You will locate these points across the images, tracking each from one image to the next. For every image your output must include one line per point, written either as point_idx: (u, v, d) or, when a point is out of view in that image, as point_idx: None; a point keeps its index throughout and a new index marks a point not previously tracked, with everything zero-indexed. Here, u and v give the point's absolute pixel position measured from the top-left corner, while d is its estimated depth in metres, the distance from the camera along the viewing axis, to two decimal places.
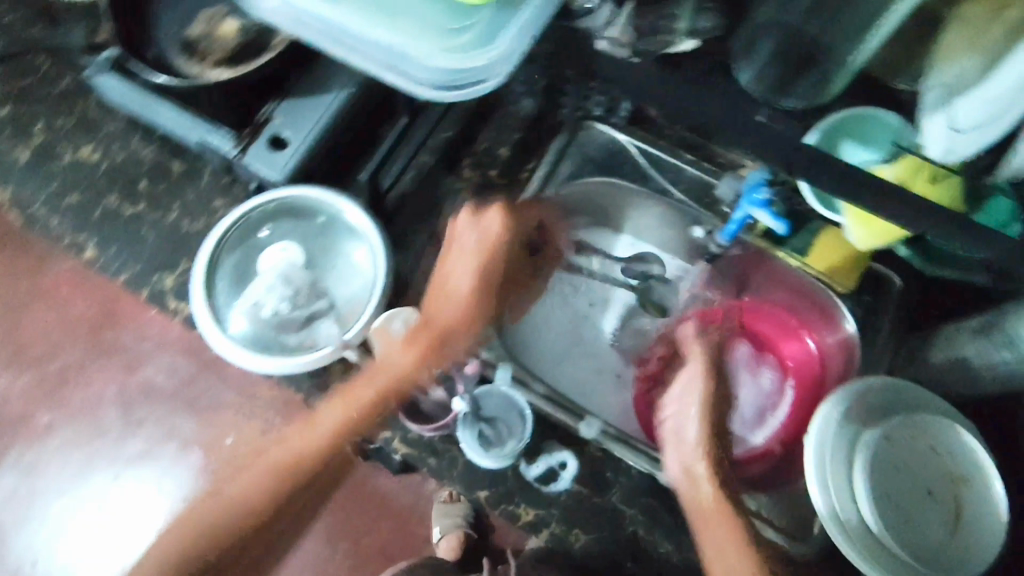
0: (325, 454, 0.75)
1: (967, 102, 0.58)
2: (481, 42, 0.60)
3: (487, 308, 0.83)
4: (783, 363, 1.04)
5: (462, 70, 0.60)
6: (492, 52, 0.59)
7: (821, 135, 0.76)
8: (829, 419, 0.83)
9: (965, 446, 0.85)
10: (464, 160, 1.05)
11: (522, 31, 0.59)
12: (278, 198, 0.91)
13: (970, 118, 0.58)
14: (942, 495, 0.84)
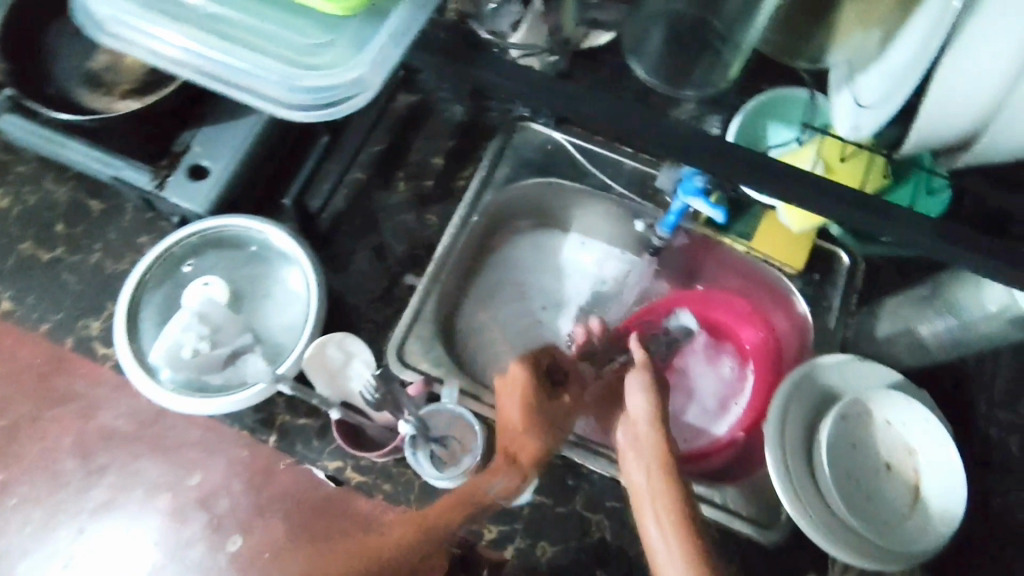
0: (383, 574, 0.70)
1: (869, 77, 0.59)
2: (339, 59, 0.62)
3: (554, 430, 0.80)
4: (740, 348, 1.02)
5: (321, 94, 0.62)
6: (345, 71, 0.61)
7: (745, 124, 0.78)
8: (779, 407, 0.84)
9: (921, 417, 0.83)
10: (398, 173, 1.01)
11: (384, 45, 0.61)
12: (203, 231, 0.87)
13: (871, 92, 0.58)
14: (898, 467, 0.84)
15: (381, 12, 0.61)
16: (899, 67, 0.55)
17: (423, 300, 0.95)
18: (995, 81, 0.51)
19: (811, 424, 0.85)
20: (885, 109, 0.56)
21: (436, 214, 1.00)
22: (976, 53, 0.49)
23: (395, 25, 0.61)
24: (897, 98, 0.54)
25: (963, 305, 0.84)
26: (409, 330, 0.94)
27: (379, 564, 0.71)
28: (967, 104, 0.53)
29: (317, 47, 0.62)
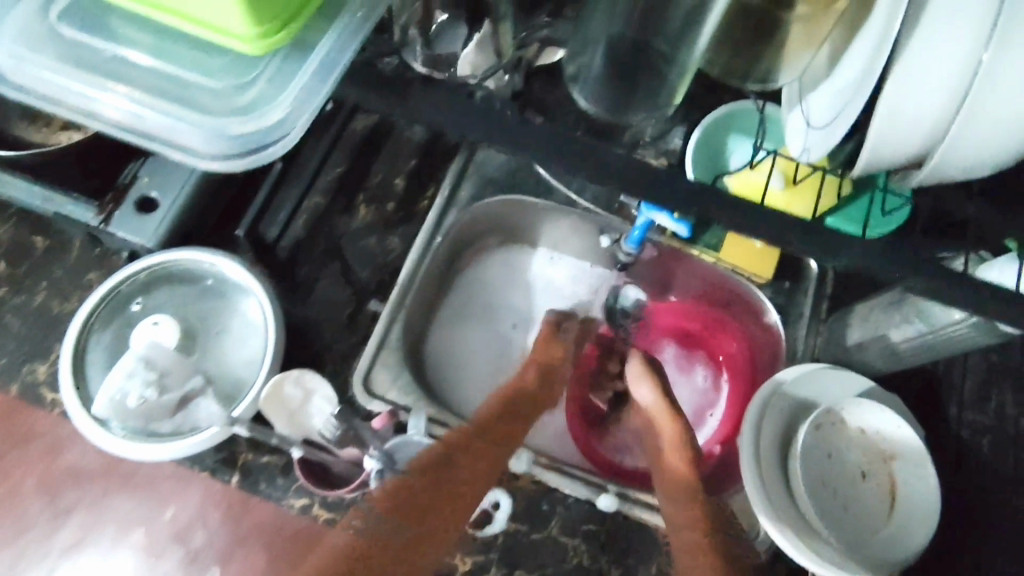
0: (502, 439, 0.79)
1: (820, 94, 0.57)
2: (260, 100, 0.51)
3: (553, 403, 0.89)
4: (714, 358, 1.02)
5: (239, 143, 0.51)
6: (268, 115, 0.50)
7: (703, 137, 0.77)
8: (756, 415, 0.84)
9: (893, 424, 0.83)
10: (358, 198, 0.98)
11: (310, 81, 0.50)
12: (152, 268, 0.84)
13: (823, 113, 0.56)
14: (873, 474, 0.83)
15: (309, 44, 0.50)
16: (847, 85, 0.53)
17: (387, 330, 0.92)
18: (936, 109, 0.47)
19: (787, 434, 0.84)
20: (831, 135, 0.54)
21: (398, 238, 0.98)
22: (915, 78, 0.46)
23: (325, 55, 0.50)
24: (845, 124, 0.52)
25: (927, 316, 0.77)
26: (375, 360, 0.91)
27: (490, 431, 0.80)
28: (907, 135, 0.49)
29: (232, 89, 0.51)
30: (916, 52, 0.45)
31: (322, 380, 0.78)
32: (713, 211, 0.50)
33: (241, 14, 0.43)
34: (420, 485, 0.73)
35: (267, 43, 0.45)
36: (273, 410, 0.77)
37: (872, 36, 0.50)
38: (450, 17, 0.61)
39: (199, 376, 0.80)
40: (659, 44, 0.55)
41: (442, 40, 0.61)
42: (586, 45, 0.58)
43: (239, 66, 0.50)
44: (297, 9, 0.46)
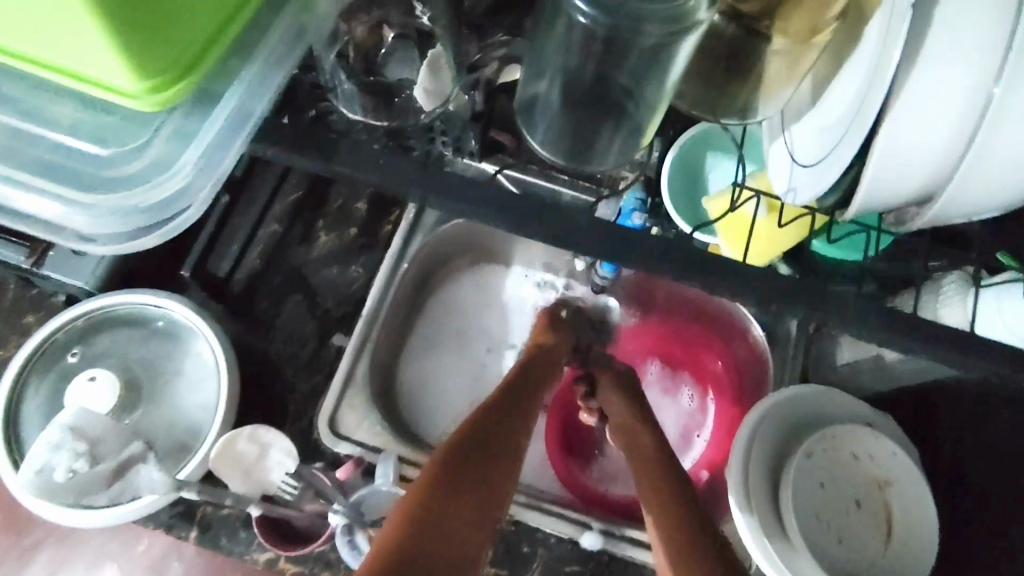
0: (497, 435, 0.61)
1: (803, 129, 0.53)
2: (152, 170, 0.45)
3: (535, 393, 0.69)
4: (699, 379, 0.98)
5: (130, 219, 0.46)
6: (159, 188, 0.45)
7: (678, 159, 0.71)
8: (753, 435, 0.77)
9: (888, 450, 0.79)
10: (317, 225, 0.92)
11: (207, 148, 0.45)
12: (88, 314, 0.78)
13: (811, 152, 0.51)
14: (865, 501, 0.79)
15: (211, 97, 0.46)
16: (840, 119, 0.48)
17: (352, 367, 0.86)
18: (943, 143, 0.43)
19: (778, 463, 0.78)
20: (824, 174, 0.48)
21: (362, 265, 0.92)
22: (919, 108, 0.42)
23: (232, 111, 0.46)
24: (842, 161, 0.47)
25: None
26: (340, 401, 0.84)
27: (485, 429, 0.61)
28: (910, 172, 0.45)
29: (119, 159, 0.45)
30: (919, 79, 0.41)
31: (278, 433, 0.71)
32: (695, 253, 0.45)
33: (127, 67, 0.39)
34: (413, 525, 0.51)
35: (161, 96, 0.41)
36: (225, 467, 0.69)
37: (865, 64, 0.45)
38: (398, 35, 0.59)
39: (137, 441, 0.64)
40: (621, 78, 0.47)
41: (391, 66, 0.59)
42: (540, 73, 0.50)
43: (127, 133, 0.45)
44: (196, 55, 0.42)
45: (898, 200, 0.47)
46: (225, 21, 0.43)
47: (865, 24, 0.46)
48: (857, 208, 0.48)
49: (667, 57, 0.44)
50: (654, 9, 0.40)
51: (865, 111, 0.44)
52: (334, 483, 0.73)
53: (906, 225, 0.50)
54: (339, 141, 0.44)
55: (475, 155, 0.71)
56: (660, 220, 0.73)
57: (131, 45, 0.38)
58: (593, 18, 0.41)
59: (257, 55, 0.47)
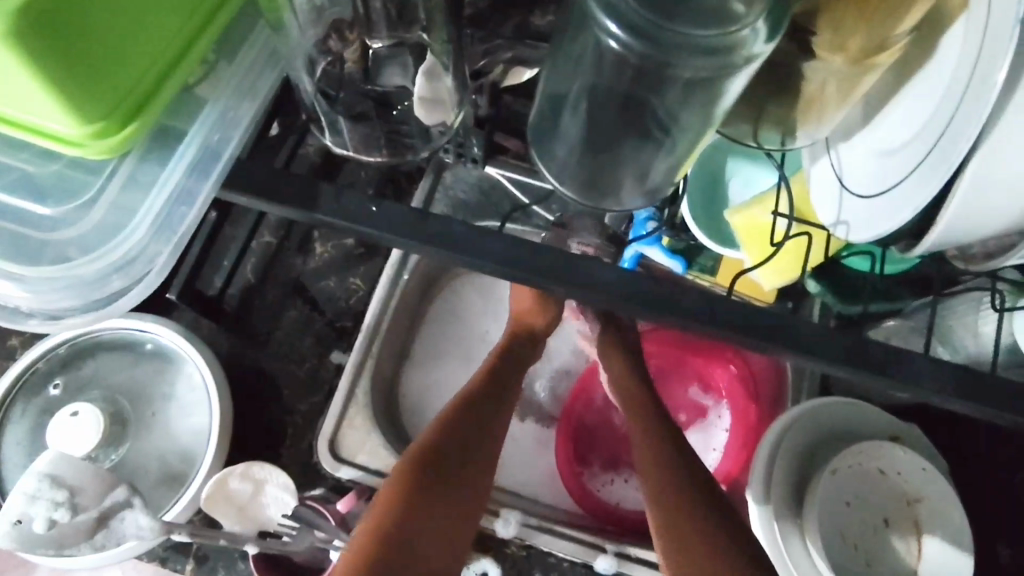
0: (475, 426, 0.63)
1: (855, 151, 0.48)
2: (104, 229, 0.41)
3: (506, 380, 0.70)
4: (713, 387, 0.86)
5: (83, 288, 0.41)
6: (114, 249, 0.41)
7: (703, 173, 0.64)
8: (776, 450, 0.66)
9: (917, 466, 0.66)
10: (312, 235, 0.84)
11: (168, 199, 0.41)
12: (73, 340, 0.75)
13: (866, 182, 0.46)
14: (898, 522, 0.66)
15: (174, 133, 0.41)
16: (908, 148, 0.43)
17: (354, 381, 0.78)
18: None
19: (802, 480, 0.66)
20: (894, 212, 0.42)
21: (361, 276, 0.83)
22: (1016, 146, 0.36)
23: (195, 150, 0.41)
24: (914, 203, 0.41)
25: (955, 343, 0.61)
26: (342, 420, 0.76)
27: (463, 422, 0.63)
28: (999, 211, 0.38)
29: (66, 219, 0.41)
30: (1020, 114, 0.35)
31: (273, 468, 0.68)
32: (714, 297, 0.42)
33: (64, 110, 0.35)
34: (398, 510, 0.54)
35: (109, 142, 0.37)
36: (217, 506, 0.67)
37: (943, 88, 0.40)
38: (393, 45, 0.52)
39: (123, 484, 0.59)
40: (656, 102, 0.41)
41: (388, 74, 0.53)
42: (563, 103, 0.46)
43: (75, 187, 0.41)
44: (147, 93, 0.37)
45: (981, 236, 0.41)
46: (180, 53, 0.38)
47: (942, 30, 0.41)
48: (928, 245, 0.42)
49: (713, 89, 0.38)
50: (698, 39, 0.34)
51: (947, 147, 0.38)
52: (336, 517, 0.68)
53: (976, 264, 0.44)
54: (321, 186, 0.41)
55: (477, 162, 0.66)
56: (676, 231, 0.67)
57: (66, 86, 0.34)
58: (626, 45, 0.35)
59: (221, 88, 0.43)
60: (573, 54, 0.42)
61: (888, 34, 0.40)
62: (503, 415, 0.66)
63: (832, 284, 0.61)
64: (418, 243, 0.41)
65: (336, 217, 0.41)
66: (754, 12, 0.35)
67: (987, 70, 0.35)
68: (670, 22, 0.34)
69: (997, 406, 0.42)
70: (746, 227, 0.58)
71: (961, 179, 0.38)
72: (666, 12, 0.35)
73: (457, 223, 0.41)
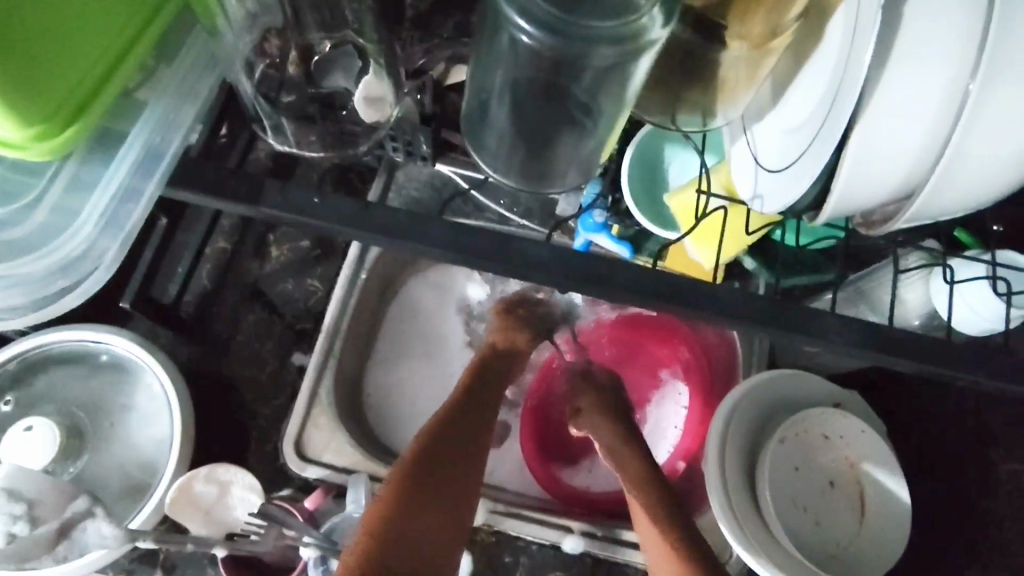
0: (460, 427, 0.64)
1: (766, 130, 0.52)
2: (49, 230, 0.42)
3: (485, 374, 0.70)
4: (669, 370, 0.88)
5: (29, 286, 0.42)
6: (59, 248, 0.41)
7: (641, 157, 0.66)
8: (732, 416, 0.68)
9: (857, 428, 0.69)
10: (267, 238, 0.84)
11: (113, 199, 0.41)
12: (22, 354, 0.74)
13: (776, 157, 0.50)
14: (843, 482, 0.69)
15: (116, 136, 0.42)
16: (808, 121, 0.46)
17: (316, 381, 0.78)
18: (917, 145, 0.40)
19: (752, 448, 0.69)
20: (794, 184, 0.46)
21: (319, 277, 0.84)
22: (889, 120, 0.40)
23: (138, 152, 0.42)
24: (810, 173, 0.44)
25: (884, 311, 0.63)
26: (306, 422, 0.77)
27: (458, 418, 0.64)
28: (886, 176, 0.42)
29: (9, 220, 0.41)
30: (888, 90, 0.39)
31: (238, 469, 0.69)
32: (647, 271, 0.45)
33: (1, 115, 0.35)
34: (398, 508, 0.56)
35: (52, 144, 0.37)
36: (184, 512, 0.67)
37: (830, 70, 0.44)
38: (334, 45, 0.55)
39: (83, 495, 0.59)
40: (578, 92, 0.45)
41: (332, 75, 0.55)
42: (490, 95, 0.49)
43: (18, 187, 0.41)
44: (86, 96, 0.38)
45: (875, 202, 0.44)
46: (117, 57, 0.39)
47: (826, 19, 0.45)
48: (827, 214, 0.45)
49: (624, 74, 0.41)
50: (603, 30, 0.37)
51: (833, 123, 0.42)
52: (304, 514, 0.70)
53: (875, 229, 0.47)
54: (267, 183, 0.42)
55: (427, 160, 0.65)
56: (622, 217, 0.68)
57: (5, 94, 0.34)
58: (538, 38, 0.38)
59: (160, 92, 0.44)
60: (492, 49, 0.45)
61: (779, 20, 0.44)
62: (485, 411, 0.67)
63: (764, 259, 0.66)
64: (371, 235, 0.43)
65: (282, 211, 0.42)
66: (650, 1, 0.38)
67: (861, 49, 0.39)
68: (576, 18, 0.37)
69: (906, 358, 0.46)
70: (680, 211, 0.62)
71: (847, 151, 0.41)
72: (571, 9, 0.38)
73: (400, 212, 0.43)
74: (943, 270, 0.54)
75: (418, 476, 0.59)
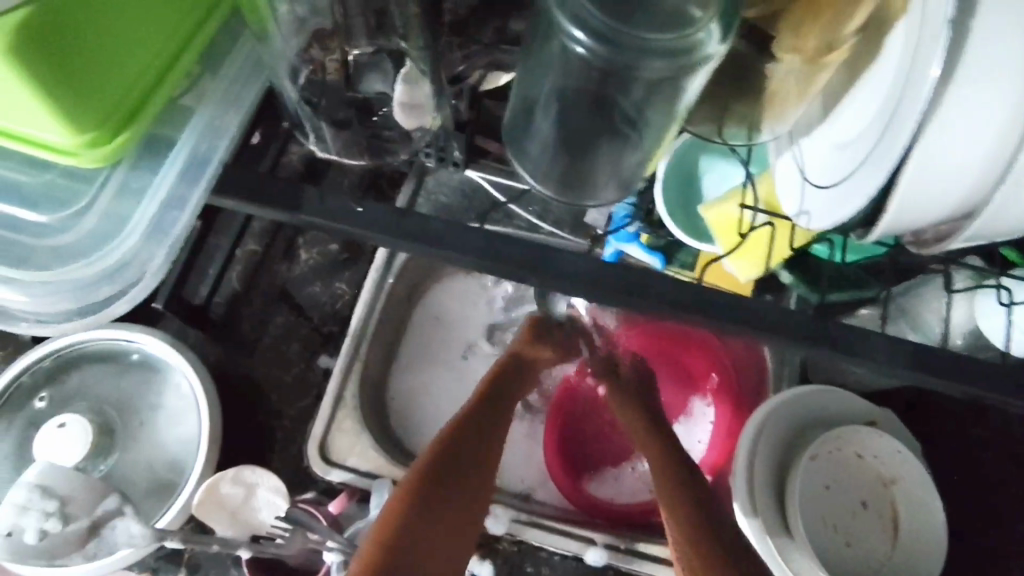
0: (475, 438, 0.63)
1: (815, 144, 0.51)
2: (97, 235, 0.43)
3: (504, 383, 0.69)
4: (696, 384, 0.86)
5: (80, 292, 0.43)
6: (111, 254, 0.42)
7: (676, 167, 0.65)
8: (762, 431, 0.66)
9: (893, 448, 0.67)
10: (296, 241, 0.84)
11: (160, 206, 0.42)
12: (57, 353, 0.75)
13: (824, 172, 0.49)
14: (876, 502, 0.67)
15: (163, 142, 0.43)
16: (861, 139, 0.45)
17: (342, 385, 0.78)
18: (978, 162, 0.39)
19: (782, 466, 0.67)
20: (846, 202, 0.45)
21: (347, 281, 0.84)
22: (951, 138, 0.38)
23: (189, 155, 0.43)
24: (865, 190, 0.43)
25: (924, 329, 0.62)
26: (330, 425, 0.77)
27: (468, 432, 0.63)
28: (942, 196, 0.41)
29: (59, 227, 0.43)
30: (954, 105, 0.37)
31: (264, 471, 0.69)
32: (685, 285, 0.44)
33: (57, 122, 0.36)
34: (404, 524, 0.57)
35: (103, 151, 0.38)
36: (209, 512, 0.68)
37: (888, 84, 0.43)
38: (374, 51, 0.53)
39: (114, 493, 0.59)
40: (621, 103, 0.44)
41: (367, 80, 0.54)
42: (535, 103, 0.48)
43: (70, 195, 0.43)
44: (136, 103, 0.39)
45: (929, 221, 0.43)
46: (164, 65, 0.40)
47: (885, 34, 0.44)
48: (880, 232, 0.44)
49: (674, 85, 0.40)
50: (657, 42, 0.37)
51: (892, 138, 0.41)
52: (328, 518, 0.70)
53: (928, 249, 0.46)
54: (308, 189, 0.42)
55: (459, 165, 0.65)
56: (654, 228, 0.67)
57: (62, 103, 0.36)
58: (592, 49, 0.38)
59: (206, 99, 0.45)
60: (543, 59, 0.44)
61: (835, 34, 0.43)
62: (501, 418, 0.67)
63: (802, 274, 0.64)
64: (409, 244, 0.43)
65: (322, 217, 0.42)
66: (707, 16, 0.37)
67: (924, 66, 0.38)
68: (628, 28, 0.37)
69: (956, 382, 0.45)
70: (720, 223, 0.60)
71: (905, 167, 0.40)
72: (626, 19, 0.37)
73: (439, 221, 0.43)
74: (997, 290, 0.52)
75: (426, 492, 0.59)
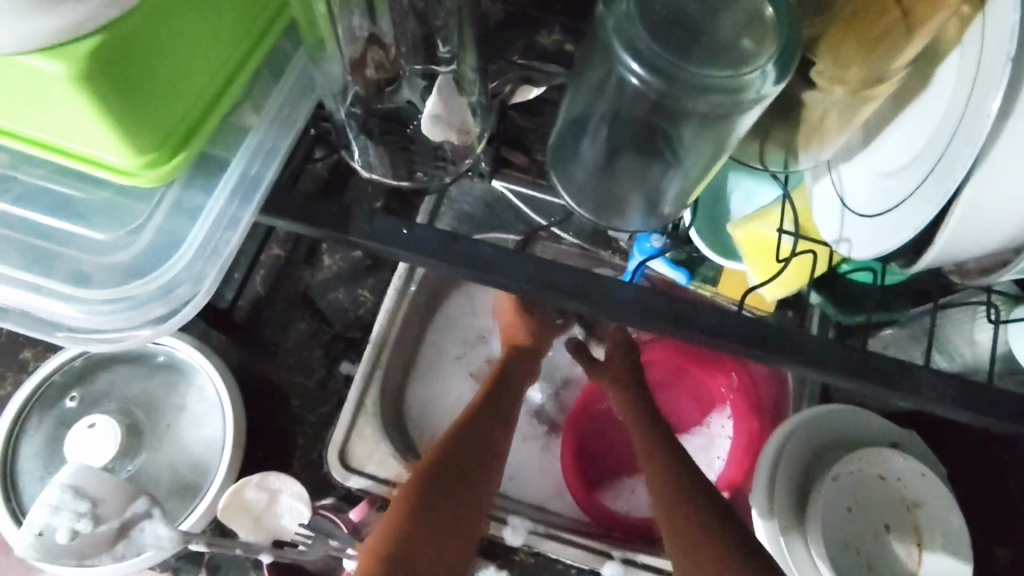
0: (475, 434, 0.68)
1: (856, 170, 0.51)
2: (151, 252, 0.44)
3: (501, 388, 0.75)
4: (714, 398, 0.85)
5: (133, 309, 0.43)
6: (165, 273, 0.43)
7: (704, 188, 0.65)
8: (784, 451, 0.66)
9: (917, 471, 0.66)
10: (319, 247, 0.84)
11: (213, 226, 0.44)
12: (87, 353, 0.77)
13: (866, 200, 0.49)
14: (899, 526, 0.66)
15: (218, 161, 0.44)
16: (907, 169, 0.45)
17: (363, 391, 0.78)
18: None
19: (803, 487, 0.66)
20: (889, 232, 0.45)
21: (370, 288, 0.84)
22: (1007, 176, 0.38)
23: (242, 176, 0.44)
24: (912, 222, 0.43)
25: (951, 351, 0.62)
26: (350, 432, 0.76)
27: (467, 426, 0.68)
28: (994, 231, 0.40)
29: (114, 244, 0.44)
30: (1014, 142, 0.37)
31: (287, 478, 0.70)
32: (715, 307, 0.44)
33: (121, 145, 0.38)
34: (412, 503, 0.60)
35: (159, 171, 0.40)
36: (234, 516, 0.69)
37: (939, 117, 0.43)
38: (422, 70, 0.55)
39: (143, 496, 0.60)
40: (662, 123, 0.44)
41: (400, 93, 0.56)
42: (585, 125, 0.51)
43: (125, 213, 0.45)
44: (193, 124, 0.41)
45: (976, 254, 0.43)
46: (221, 89, 0.42)
47: (936, 64, 0.44)
48: (926, 263, 0.44)
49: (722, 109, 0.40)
50: (709, 75, 0.39)
51: (945, 170, 0.41)
52: (348, 525, 0.71)
53: (970, 279, 0.46)
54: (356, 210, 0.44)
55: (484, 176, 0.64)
56: (680, 243, 0.67)
57: (125, 124, 0.37)
58: (645, 79, 0.39)
59: (262, 120, 0.46)
60: (594, 83, 0.46)
61: (883, 68, 0.43)
62: (500, 418, 0.71)
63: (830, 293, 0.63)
64: (447, 265, 0.43)
65: (369, 239, 0.43)
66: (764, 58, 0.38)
67: (982, 103, 0.38)
68: (681, 62, 0.39)
69: (989, 412, 0.44)
70: (750, 242, 0.60)
71: (957, 201, 0.40)
72: (684, 56, 0.39)
73: (486, 247, 0.43)
74: None
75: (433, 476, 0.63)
